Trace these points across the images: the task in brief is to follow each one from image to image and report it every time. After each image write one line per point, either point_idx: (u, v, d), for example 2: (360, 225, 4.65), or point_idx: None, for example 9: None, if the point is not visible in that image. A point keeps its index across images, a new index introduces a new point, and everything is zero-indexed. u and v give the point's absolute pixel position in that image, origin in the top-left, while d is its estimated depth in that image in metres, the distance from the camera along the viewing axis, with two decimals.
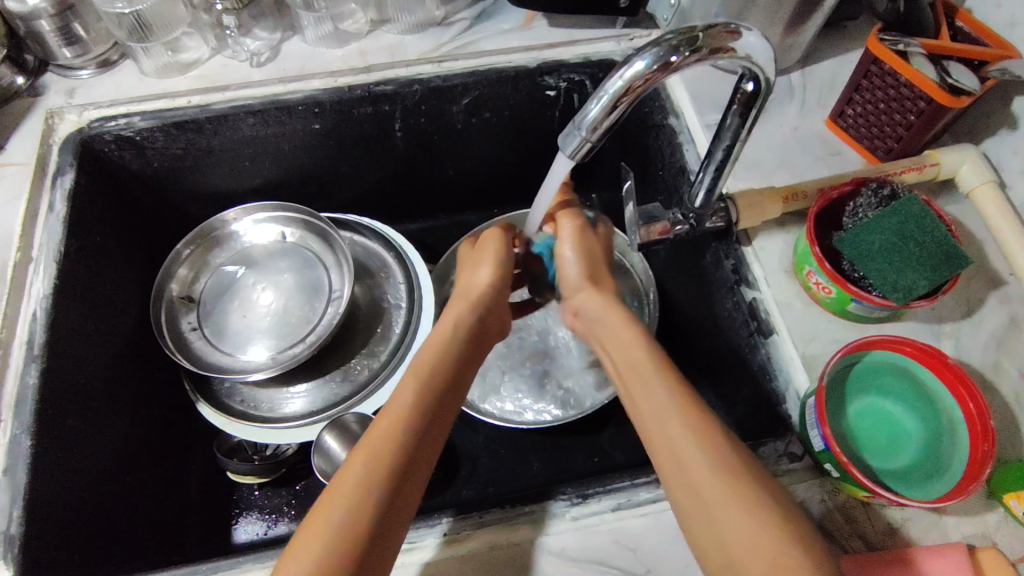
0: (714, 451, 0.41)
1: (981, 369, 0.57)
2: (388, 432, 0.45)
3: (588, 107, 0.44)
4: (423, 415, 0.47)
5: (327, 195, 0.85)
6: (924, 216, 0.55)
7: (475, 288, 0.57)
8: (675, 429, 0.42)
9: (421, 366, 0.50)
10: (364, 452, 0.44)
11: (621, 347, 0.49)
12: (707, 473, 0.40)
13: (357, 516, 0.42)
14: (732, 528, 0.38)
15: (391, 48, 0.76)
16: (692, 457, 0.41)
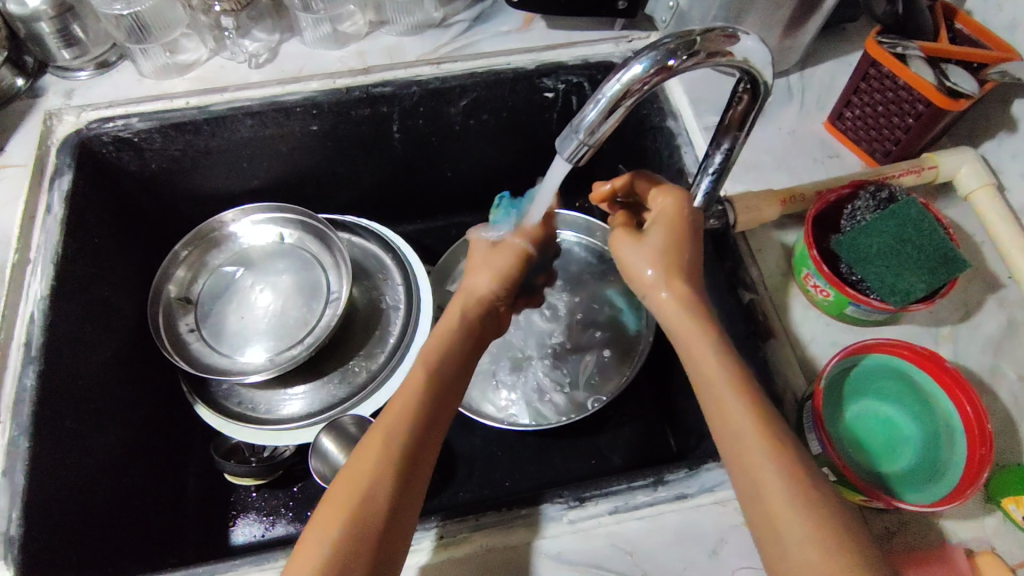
0: (785, 467, 0.40)
1: (978, 373, 0.57)
2: (389, 430, 0.45)
3: (586, 110, 0.44)
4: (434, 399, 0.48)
5: (325, 197, 0.85)
6: (922, 220, 0.56)
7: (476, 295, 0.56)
8: (751, 444, 0.41)
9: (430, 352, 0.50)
10: (369, 451, 0.44)
11: (700, 360, 0.45)
12: (781, 493, 0.39)
13: (361, 513, 0.42)
14: (809, 548, 0.38)
15: (389, 50, 0.76)
16: (766, 475, 0.40)
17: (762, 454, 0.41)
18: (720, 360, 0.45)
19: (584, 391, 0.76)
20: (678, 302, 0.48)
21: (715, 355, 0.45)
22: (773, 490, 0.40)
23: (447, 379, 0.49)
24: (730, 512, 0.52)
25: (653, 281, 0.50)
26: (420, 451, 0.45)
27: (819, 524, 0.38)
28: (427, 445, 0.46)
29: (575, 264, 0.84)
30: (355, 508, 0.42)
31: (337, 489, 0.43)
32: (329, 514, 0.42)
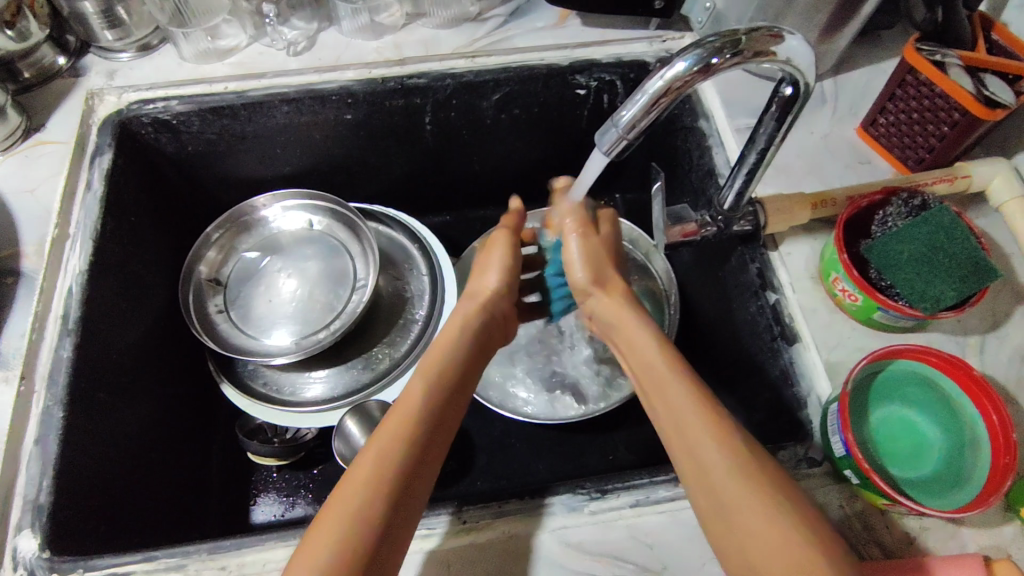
0: (718, 437, 0.43)
1: (1004, 383, 0.57)
2: (390, 438, 0.46)
3: (627, 105, 0.44)
4: (433, 415, 0.49)
5: (354, 185, 0.86)
6: (955, 227, 0.56)
7: (482, 292, 0.61)
8: (694, 431, 0.44)
9: (433, 364, 0.52)
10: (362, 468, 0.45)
11: (639, 350, 0.51)
12: (715, 458, 0.42)
13: (380, 494, 0.44)
14: (747, 514, 0.40)
15: (425, 42, 0.77)
16: (701, 444, 0.43)
17: (700, 423, 0.44)
18: (664, 346, 0.50)
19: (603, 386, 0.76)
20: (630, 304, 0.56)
21: (655, 341, 0.51)
22: (707, 460, 0.42)
23: (458, 375, 0.53)
24: None
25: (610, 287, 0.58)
26: (434, 435, 0.49)
27: (753, 485, 0.41)
28: (439, 428, 0.49)
29: None
30: (376, 489, 0.44)
31: (355, 470, 0.45)
32: (346, 494, 0.44)
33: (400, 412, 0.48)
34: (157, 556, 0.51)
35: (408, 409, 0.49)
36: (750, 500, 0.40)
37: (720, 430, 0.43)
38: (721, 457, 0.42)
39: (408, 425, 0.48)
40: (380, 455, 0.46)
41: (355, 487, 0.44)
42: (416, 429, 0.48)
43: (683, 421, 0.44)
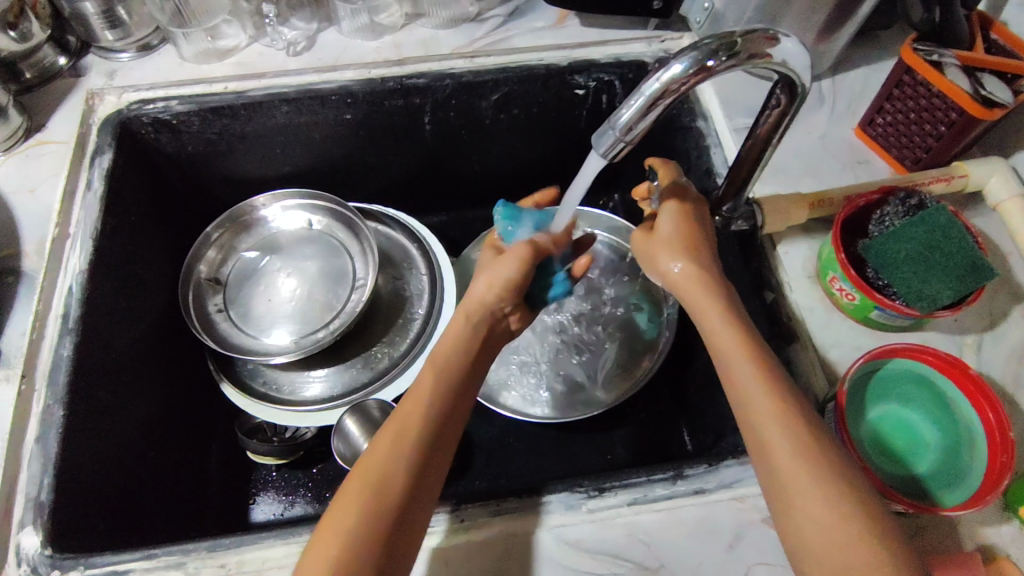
0: (792, 428, 0.44)
1: (1001, 382, 0.57)
2: (401, 428, 0.48)
3: (624, 107, 0.44)
4: (441, 406, 0.50)
5: (353, 185, 0.86)
6: (951, 227, 0.56)
7: (479, 297, 0.55)
8: (768, 420, 0.45)
9: (443, 351, 0.53)
10: (378, 456, 0.47)
11: (708, 323, 0.50)
12: (786, 448, 0.44)
13: (378, 504, 0.45)
14: (820, 509, 0.42)
15: (424, 42, 0.77)
16: (771, 435, 0.45)
17: (771, 411, 0.45)
18: (727, 319, 0.50)
19: (602, 386, 0.77)
20: (693, 272, 0.53)
21: (720, 317, 0.50)
22: (780, 451, 0.44)
23: (460, 377, 0.52)
24: (747, 508, 0.52)
25: (673, 263, 0.53)
26: (434, 442, 0.49)
27: (823, 480, 0.42)
28: (440, 432, 0.49)
29: (599, 262, 0.84)
30: (372, 499, 0.45)
31: (352, 483, 0.47)
32: (343, 506, 0.45)
33: (408, 405, 0.50)
34: (156, 554, 0.51)
35: (405, 416, 0.49)
36: (818, 495, 0.42)
37: (792, 421, 0.45)
38: (791, 450, 0.44)
39: (402, 434, 0.48)
40: (378, 465, 0.47)
41: (353, 497, 0.46)
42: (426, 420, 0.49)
43: (755, 410, 0.46)
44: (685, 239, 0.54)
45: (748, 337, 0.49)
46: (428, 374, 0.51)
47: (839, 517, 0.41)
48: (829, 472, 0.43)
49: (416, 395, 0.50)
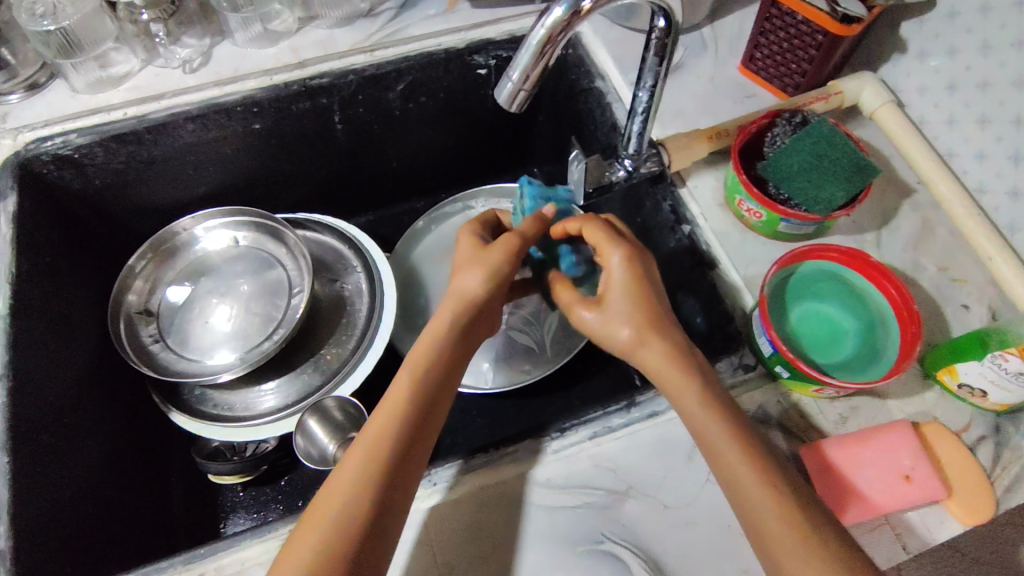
0: (746, 455, 0.46)
1: (903, 268, 0.63)
2: (370, 443, 0.48)
3: (517, 58, 0.48)
4: (408, 420, 0.50)
5: (274, 198, 0.86)
6: (834, 136, 0.61)
7: (462, 290, 0.57)
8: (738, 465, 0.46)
9: (420, 355, 0.53)
10: (346, 474, 0.47)
11: (657, 367, 0.51)
12: (744, 471, 0.45)
13: (354, 506, 0.46)
14: (768, 517, 0.44)
15: (322, 42, 0.78)
16: (745, 483, 0.45)
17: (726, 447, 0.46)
18: (684, 390, 0.49)
19: (551, 348, 0.80)
20: (643, 337, 0.52)
21: (665, 360, 0.51)
22: (748, 488, 0.45)
23: (433, 385, 0.52)
24: None
25: (632, 338, 0.52)
26: (406, 450, 0.49)
27: (774, 492, 0.44)
28: (398, 466, 0.48)
29: None
30: (333, 528, 0.45)
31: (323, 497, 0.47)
32: (305, 533, 0.45)
33: (378, 421, 0.50)
34: None
35: (377, 430, 0.49)
36: (781, 516, 0.43)
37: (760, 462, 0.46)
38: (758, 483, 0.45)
39: (369, 456, 0.48)
40: (346, 481, 0.47)
41: (315, 524, 0.45)
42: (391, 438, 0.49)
43: (727, 460, 0.46)
44: (638, 299, 0.53)
45: (706, 391, 0.49)
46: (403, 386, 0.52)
47: (794, 535, 0.43)
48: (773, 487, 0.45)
49: (385, 409, 0.50)
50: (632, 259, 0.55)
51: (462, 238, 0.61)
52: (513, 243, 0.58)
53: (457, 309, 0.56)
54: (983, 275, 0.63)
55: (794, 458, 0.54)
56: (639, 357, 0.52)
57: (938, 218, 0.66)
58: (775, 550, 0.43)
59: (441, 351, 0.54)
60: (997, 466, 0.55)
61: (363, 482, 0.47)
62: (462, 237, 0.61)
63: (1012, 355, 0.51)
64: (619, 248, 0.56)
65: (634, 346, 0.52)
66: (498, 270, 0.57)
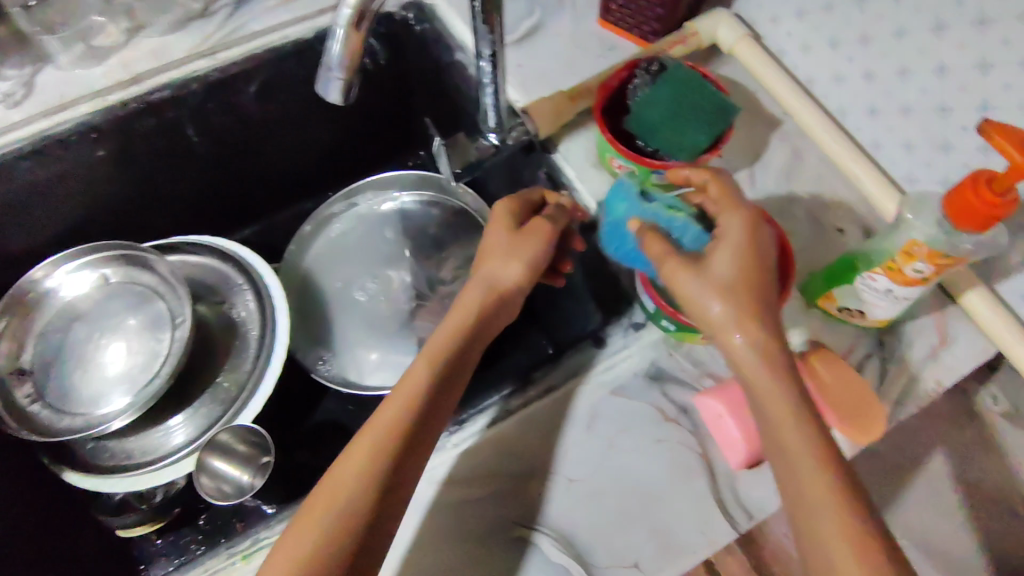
0: (797, 418, 0.43)
1: (778, 201, 0.63)
2: (372, 451, 0.46)
3: (332, 47, 0.43)
4: (408, 437, 0.47)
5: (143, 226, 0.81)
6: (691, 80, 0.60)
7: (492, 274, 0.55)
8: (803, 463, 0.41)
9: (433, 356, 0.50)
10: (339, 483, 0.45)
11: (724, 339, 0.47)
12: (791, 435, 0.42)
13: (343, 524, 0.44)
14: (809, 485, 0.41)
15: (155, 52, 0.72)
16: (807, 482, 0.41)
17: (799, 445, 0.42)
18: (749, 359, 0.46)
19: None
20: (736, 318, 0.46)
21: (755, 354, 0.45)
22: (806, 486, 0.41)
23: (438, 392, 0.49)
24: (595, 388, 0.56)
25: (725, 317, 0.46)
26: (404, 462, 0.47)
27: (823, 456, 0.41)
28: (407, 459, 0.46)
29: (423, 221, 0.86)
30: (324, 532, 0.43)
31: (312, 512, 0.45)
32: (295, 537, 0.44)
33: (375, 425, 0.47)
34: None
35: (375, 436, 0.47)
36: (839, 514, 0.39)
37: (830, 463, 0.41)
38: (815, 481, 0.41)
39: (368, 468, 0.45)
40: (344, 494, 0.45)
41: (305, 526, 0.44)
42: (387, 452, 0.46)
43: (796, 457, 0.42)
44: (747, 281, 0.46)
45: (779, 363, 0.45)
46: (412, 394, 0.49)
47: (843, 538, 0.39)
48: (828, 450, 0.42)
49: (386, 415, 0.48)
50: (750, 227, 0.48)
51: (493, 224, 0.58)
52: (548, 230, 0.56)
53: (488, 295, 0.54)
54: (854, 195, 0.63)
55: (687, 407, 0.55)
56: (726, 337, 0.46)
57: (807, 145, 0.66)
58: (831, 553, 0.39)
59: (451, 354, 0.51)
60: (884, 381, 0.56)
61: (357, 498, 0.44)
62: (493, 228, 0.57)
63: (879, 274, 0.51)
64: (739, 224, 0.48)
65: (726, 327, 0.46)
66: (532, 264, 0.55)
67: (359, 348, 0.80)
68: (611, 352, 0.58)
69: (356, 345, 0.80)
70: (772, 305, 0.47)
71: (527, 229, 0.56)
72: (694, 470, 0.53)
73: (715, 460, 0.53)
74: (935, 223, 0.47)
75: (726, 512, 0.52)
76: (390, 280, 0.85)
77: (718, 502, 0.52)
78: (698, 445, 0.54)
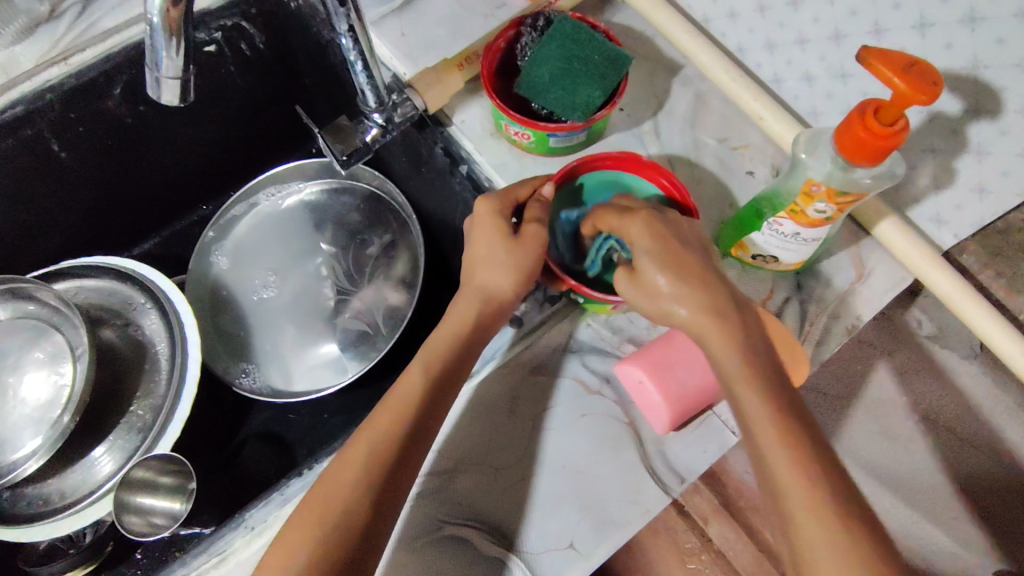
0: (767, 413, 0.39)
1: (684, 151, 0.61)
2: (369, 450, 0.45)
3: (152, 47, 0.38)
4: (400, 445, 0.45)
5: (28, 252, 0.75)
6: (578, 32, 0.56)
7: (485, 279, 0.52)
8: (777, 456, 0.38)
9: (435, 353, 0.49)
10: (339, 482, 0.44)
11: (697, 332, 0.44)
12: (757, 414, 0.39)
13: (337, 529, 0.42)
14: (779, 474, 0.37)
15: (1, 65, 0.66)
16: (782, 475, 0.37)
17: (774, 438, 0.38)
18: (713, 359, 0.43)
19: (385, 325, 0.75)
20: (702, 314, 0.44)
21: (733, 350, 0.42)
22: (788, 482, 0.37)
23: (439, 391, 0.48)
24: (516, 369, 0.54)
25: (693, 317, 0.44)
26: (399, 466, 0.45)
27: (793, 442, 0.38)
28: (405, 462, 0.45)
29: (333, 210, 0.82)
30: (327, 529, 0.42)
31: (307, 512, 0.44)
32: (292, 543, 0.43)
33: (372, 428, 0.46)
34: None
35: (376, 438, 0.45)
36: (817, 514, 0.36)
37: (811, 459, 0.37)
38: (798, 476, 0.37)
39: (372, 464, 0.44)
40: (341, 495, 0.43)
41: (301, 532, 0.43)
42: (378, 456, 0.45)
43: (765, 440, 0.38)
44: (675, 266, 0.45)
45: (748, 350, 0.42)
46: (408, 395, 0.47)
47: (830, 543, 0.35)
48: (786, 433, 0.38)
49: (380, 420, 0.46)
50: (654, 224, 0.48)
51: (479, 222, 0.53)
52: (539, 239, 0.51)
53: (484, 306, 0.52)
54: (761, 135, 0.61)
55: (609, 376, 0.54)
56: (698, 332, 0.44)
57: (710, 89, 0.63)
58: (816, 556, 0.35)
59: (445, 354, 0.49)
60: (805, 324, 0.55)
61: (354, 503, 0.43)
62: (479, 223, 0.53)
63: (784, 219, 0.49)
64: (640, 229, 0.47)
65: (693, 324, 0.44)
66: (523, 273, 0.51)
67: (283, 352, 0.76)
68: (529, 330, 0.56)
69: (280, 350, 0.77)
70: (720, 288, 0.45)
71: (518, 236, 0.51)
72: (622, 441, 0.52)
73: (641, 426, 0.52)
74: (831, 162, 0.45)
75: (657, 479, 0.51)
76: (307, 279, 0.80)
77: (649, 469, 0.51)
78: (623, 413, 0.53)
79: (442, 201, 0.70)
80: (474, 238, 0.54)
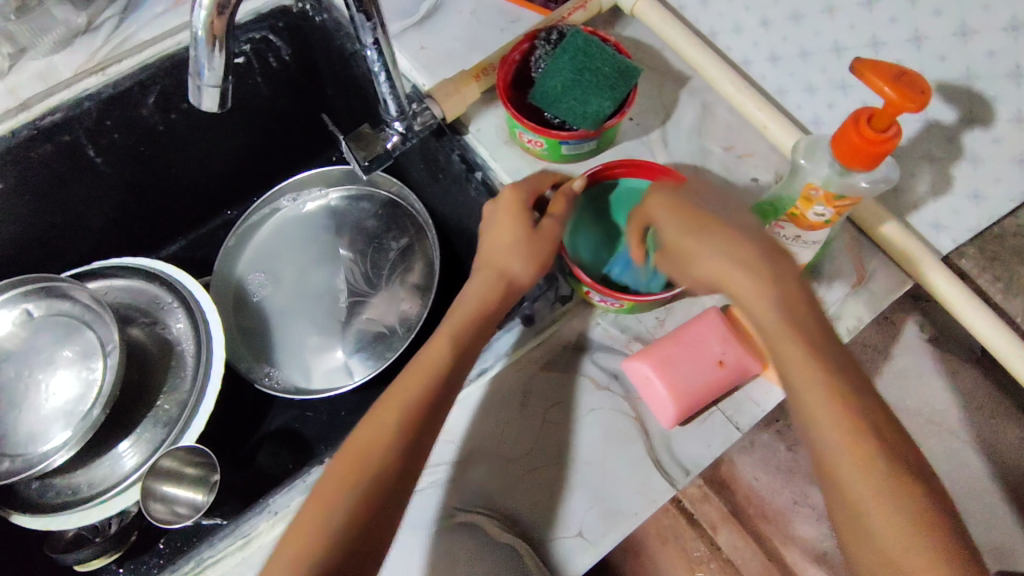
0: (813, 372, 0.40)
1: (690, 159, 0.64)
2: (399, 407, 0.48)
3: (195, 59, 0.42)
4: (428, 410, 0.48)
5: (60, 254, 0.78)
6: (590, 45, 0.59)
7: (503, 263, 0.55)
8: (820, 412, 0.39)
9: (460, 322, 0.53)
10: (369, 440, 0.47)
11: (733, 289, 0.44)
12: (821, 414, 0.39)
13: (364, 484, 0.45)
14: (863, 505, 0.38)
15: (42, 75, 0.69)
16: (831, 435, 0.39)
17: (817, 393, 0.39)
18: (785, 320, 0.41)
19: (400, 326, 0.78)
20: (726, 271, 0.44)
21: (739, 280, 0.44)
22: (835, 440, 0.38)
23: (464, 363, 0.51)
24: (527, 366, 0.57)
25: (721, 276, 0.44)
26: (423, 431, 0.47)
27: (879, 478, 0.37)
28: (418, 450, 0.47)
29: (351, 216, 0.85)
30: (354, 492, 0.45)
31: (338, 468, 0.47)
32: (322, 496, 0.45)
33: (400, 388, 0.49)
34: None
35: (405, 401, 0.48)
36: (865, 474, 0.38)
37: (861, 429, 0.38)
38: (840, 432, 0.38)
39: (402, 423, 0.47)
40: (373, 452, 0.46)
41: (330, 490, 0.46)
42: (408, 416, 0.47)
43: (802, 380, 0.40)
44: (693, 221, 0.47)
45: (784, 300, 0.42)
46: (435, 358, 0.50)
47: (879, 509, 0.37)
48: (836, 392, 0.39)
49: (409, 383, 0.49)
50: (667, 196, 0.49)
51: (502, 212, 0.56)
52: (557, 235, 0.55)
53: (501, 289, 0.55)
54: (766, 144, 0.64)
55: (617, 372, 0.57)
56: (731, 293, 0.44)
57: (715, 100, 0.66)
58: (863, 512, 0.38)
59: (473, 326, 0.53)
60: None
61: (382, 458, 0.46)
62: (501, 219, 0.56)
63: (786, 223, 0.52)
64: (663, 199, 0.49)
65: (721, 281, 0.45)
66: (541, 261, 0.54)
67: (302, 351, 0.79)
68: (541, 328, 0.58)
69: (300, 349, 0.79)
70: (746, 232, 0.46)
71: (538, 231, 0.55)
72: (629, 435, 0.54)
73: (648, 422, 0.54)
74: (829, 167, 0.47)
75: (663, 471, 0.53)
76: (326, 282, 0.83)
77: (654, 462, 0.53)
78: (631, 408, 0.55)
79: (457, 206, 0.73)
80: (494, 229, 0.56)
